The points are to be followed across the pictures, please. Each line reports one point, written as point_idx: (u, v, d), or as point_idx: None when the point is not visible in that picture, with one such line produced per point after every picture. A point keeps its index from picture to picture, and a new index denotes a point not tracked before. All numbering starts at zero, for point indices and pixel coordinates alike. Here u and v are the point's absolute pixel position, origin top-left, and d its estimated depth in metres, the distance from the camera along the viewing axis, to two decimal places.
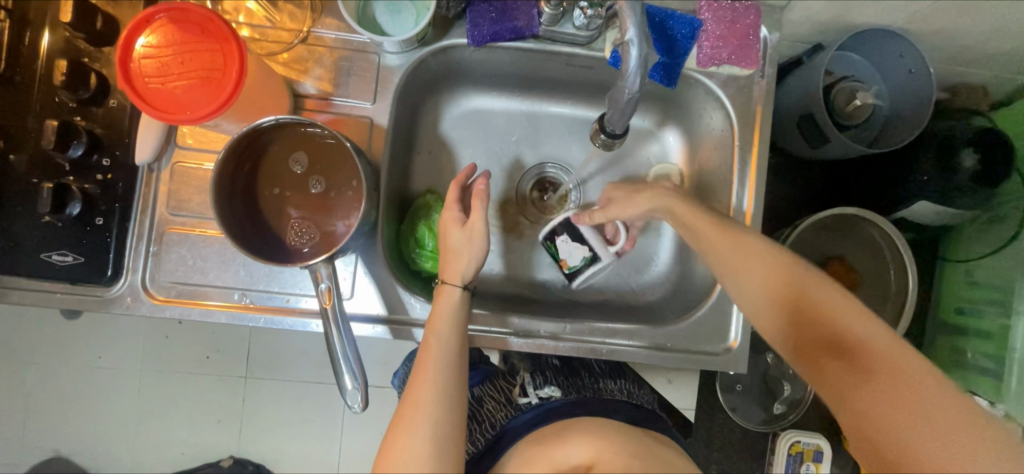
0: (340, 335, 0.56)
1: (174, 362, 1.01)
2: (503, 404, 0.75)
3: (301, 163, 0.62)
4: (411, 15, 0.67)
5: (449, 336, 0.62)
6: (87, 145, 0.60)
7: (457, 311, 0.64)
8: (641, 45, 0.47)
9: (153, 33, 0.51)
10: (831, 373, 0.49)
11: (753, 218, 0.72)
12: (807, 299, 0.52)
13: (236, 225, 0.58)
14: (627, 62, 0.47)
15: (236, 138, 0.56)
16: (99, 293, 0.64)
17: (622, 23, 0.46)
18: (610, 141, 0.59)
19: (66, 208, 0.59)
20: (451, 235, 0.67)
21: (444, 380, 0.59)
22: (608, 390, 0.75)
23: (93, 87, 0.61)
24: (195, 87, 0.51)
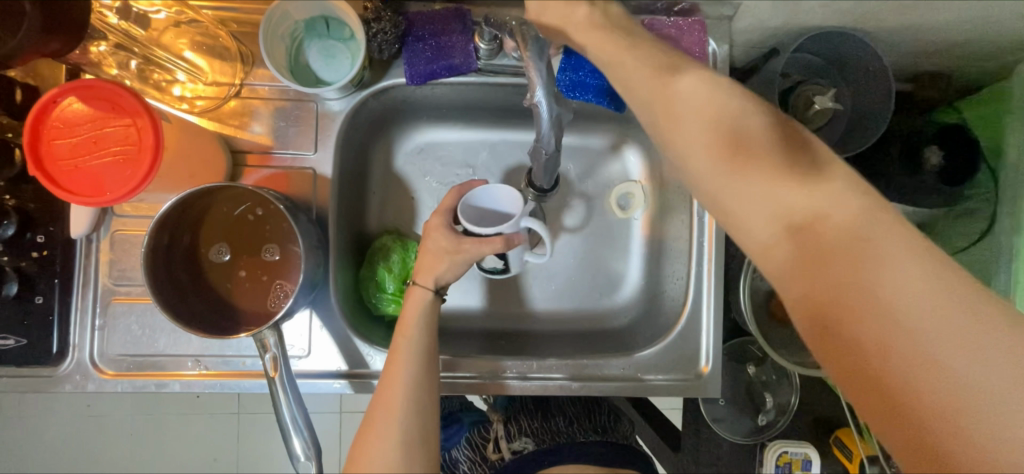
0: (289, 406, 0.55)
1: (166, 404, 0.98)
2: (478, 462, 0.77)
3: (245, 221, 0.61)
4: (347, 57, 0.65)
5: (419, 341, 0.58)
6: (18, 224, 0.59)
7: (427, 315, 0.60)
8: (551, 107, 0.45)
9: (62, 114, 0.48)
10: (787, 248, 0.41)
11: (715, 234, 0.71)
12: (782, 194, 0.41)
13: (177, 300, 0.56)
14: (539, 124, 0.46)
15: (166, 210, 0.54)
16: (47, 372, 0.62)
17: (530, 86, 0.45)
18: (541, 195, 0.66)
19: (3, 289, 0.58)
20: (435, 239, 0.62)
21: (417, 386, 0.55)
22: (582, 431, 0.74)
23: (20, 164, 0.59)
24: (113, 166, 0.48)
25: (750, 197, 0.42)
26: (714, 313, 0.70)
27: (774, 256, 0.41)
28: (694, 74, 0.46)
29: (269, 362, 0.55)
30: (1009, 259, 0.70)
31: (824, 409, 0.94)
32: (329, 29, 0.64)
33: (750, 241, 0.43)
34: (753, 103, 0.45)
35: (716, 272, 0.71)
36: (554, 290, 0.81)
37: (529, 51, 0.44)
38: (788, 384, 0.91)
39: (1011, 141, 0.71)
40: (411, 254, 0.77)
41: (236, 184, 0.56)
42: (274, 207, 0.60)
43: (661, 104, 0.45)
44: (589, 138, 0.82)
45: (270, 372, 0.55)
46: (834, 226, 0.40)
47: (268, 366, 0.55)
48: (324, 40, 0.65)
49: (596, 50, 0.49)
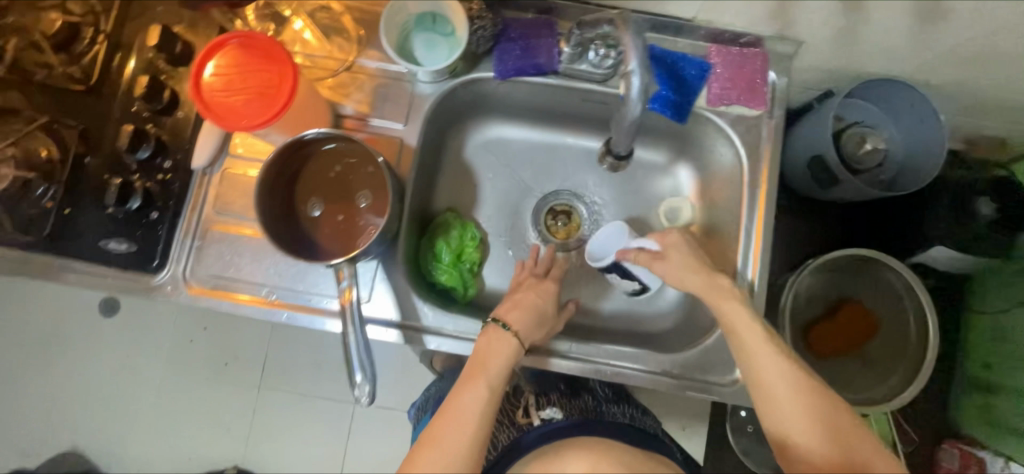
0: (355, 333, 0.60)
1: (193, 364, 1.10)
2: (505, 425, 0.77)
3: (336, 170, 0.68)
4: (445, 49, 0.75)
5: (487, 389, 0.63)
6: (153, 148, 0.69)
7: (506, 364, 0.65)
8: (642, 75, 0.55)
9: (226, 52, 0.58)
10: (819, 450, 0.56)
11: (762, 249, 0.75)
12: (820, 413, 0.57)
13: (277, 230, 0.65)
14: (629, 89, 0.57)
15: (282, 147, 0.64)
16: (145, 280, 0.70)
17: (625, 58, 0.56)
18: (615, 161, 0.81)
19: (128, 202, 0.68)
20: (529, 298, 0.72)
21: (476, 435, 0.60)
22: (611, 413, 0.79)
23: (166, 100, 0.70)
24: (253, 101, 0.58)
25: (794, 400, 0.58)
26: None
27: (807, 449, 0.56)
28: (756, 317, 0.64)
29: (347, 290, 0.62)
30: None
31: None
32: (435, 24, 0.74)
33: (790, 430, 0.57)
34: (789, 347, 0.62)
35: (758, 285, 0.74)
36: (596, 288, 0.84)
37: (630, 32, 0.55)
38: None
39: None
40: (468, 233, 0.83)
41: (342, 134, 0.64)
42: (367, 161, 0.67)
43: (720, 301, 0.66)
44: (646, 153, 0.88)
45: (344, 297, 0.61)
46: (858, 447, 0.55)
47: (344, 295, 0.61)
48: (429, 33, 0.75)
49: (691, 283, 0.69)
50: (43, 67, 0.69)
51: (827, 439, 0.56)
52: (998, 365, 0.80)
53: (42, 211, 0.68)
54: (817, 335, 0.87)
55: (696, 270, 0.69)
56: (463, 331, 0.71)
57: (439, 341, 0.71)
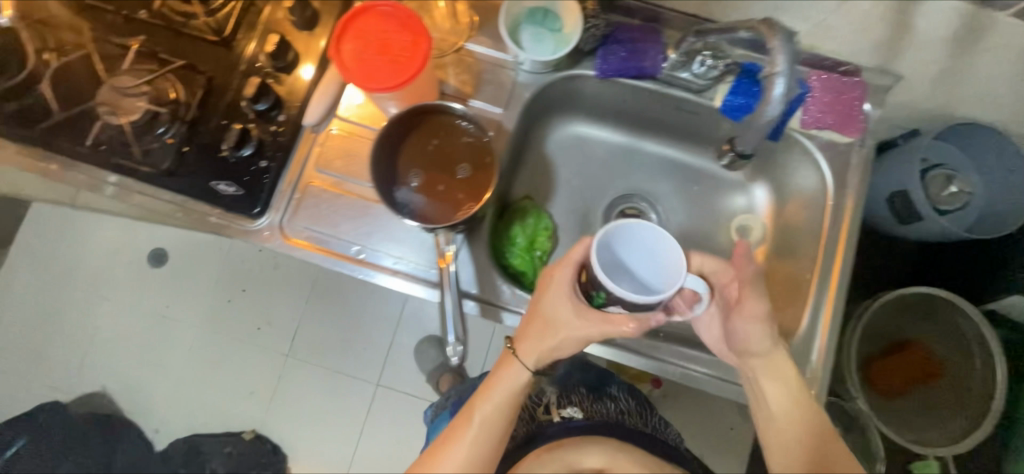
0: (451, 297, 0.70)
1: (228, 326, 1.21)
2: (525, 419, 0.77)
3: (434, 142, 0.71)
4: (552, 44, 0.76)
5: (493, 414, 0.62)
6: (271, 101, 0.73)
7: (516, 393, 0.63)
8: (787, 82, 0.58)
9: (367, 16, 0.62)
10: None
11: (841, 273, 0.76)
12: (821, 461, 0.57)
13: (386, 193, 0.68)
14: (772, 93, 0.59)
15: (398, 115, 0.69)
16: (245, 223, 0.74)
17: (773, 60, 0.57)
18: (736, 159, 0.78)
19: (241, 148, 0.72)
20: (558, 310, 0.59)
21: (478, 457, 0.62)
22: (632, 422, 0.78)
23: (289, 60, 0.74)
24: (385, 64, 0.61)
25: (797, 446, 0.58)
26: (826, 345, 0.75)
27: None
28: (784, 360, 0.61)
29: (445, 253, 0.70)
30: None
31: None
32: (544, 19, 0.77)
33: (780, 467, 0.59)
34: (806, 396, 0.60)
35: (833, 309, 0.76)
36: None
37: (781, 34, 0.57)
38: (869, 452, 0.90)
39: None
40: (542, 223, 0.85)
41: (447, 106, 0.70)
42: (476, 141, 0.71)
43: (750, 347, 0.61)
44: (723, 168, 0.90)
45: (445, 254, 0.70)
46: None
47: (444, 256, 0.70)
48: (537, 28, 0.77)
49: (744, 327, 0.60)
50: (185, 17, 0.75)
51: None
52: None
53: (162, 147, 0.72)
54: (878, 374, 0.89)
55: (750, 318, 0.60)
56: None
57: (511, 317, 0.74)
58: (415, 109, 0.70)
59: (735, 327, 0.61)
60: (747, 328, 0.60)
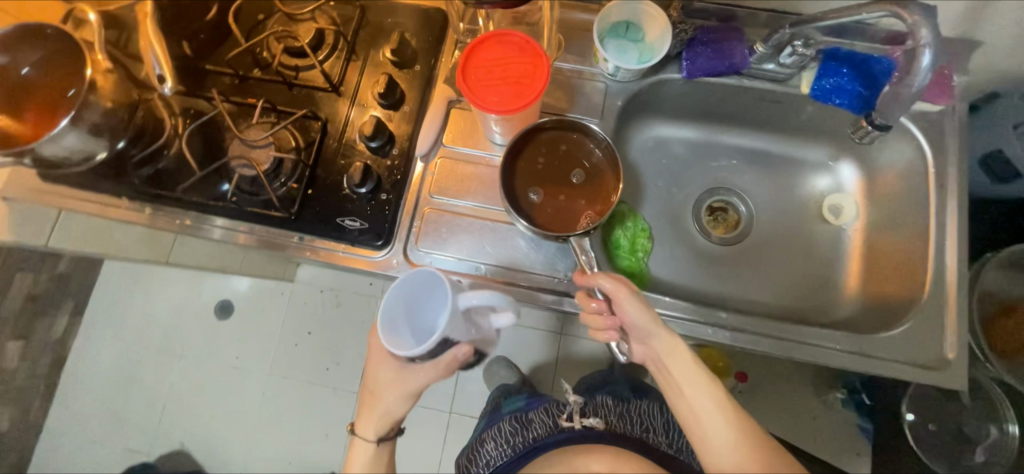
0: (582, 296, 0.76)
1: (295, 368, 1.32)
2: (548, 424, 0.83)
3: (545, 156, 0.75)
4: (636, 54, 0.80)
5: (367, 453, 0.73)
6: (384, 138, 0.78)
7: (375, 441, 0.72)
8: (931, 54, 0.61)
9: (486, 47, 0.67)
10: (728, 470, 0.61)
11: (958, 235, 0.76)
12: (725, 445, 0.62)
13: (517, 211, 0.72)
14: (918, 63, 0.62)
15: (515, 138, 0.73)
16: (371, 255, 0.77)
17: (918, 34, 0.60)
18: (875, 133, 0.74)
19: (363, 184, 0.75)
20: (377, 359, 0.70)
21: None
22: (656, 438, 0.80)
23: (396, 97, 0.79)
24: (508, 88, 0.66)
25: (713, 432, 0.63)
26: (957, 309, 0.74)
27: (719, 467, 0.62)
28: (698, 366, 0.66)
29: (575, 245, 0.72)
30: None
31: None
32: (626, 32, 0.81)
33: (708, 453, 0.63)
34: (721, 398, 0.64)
35: (957, 272, 0.75)
36: (759, 280, 0.89)
37: (921, 12, 0.59)
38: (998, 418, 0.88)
39: None
40: (640, 224, 0.87)
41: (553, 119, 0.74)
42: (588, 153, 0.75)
43: (670, 360, 0.66)
44: (806, 151, 0.92)
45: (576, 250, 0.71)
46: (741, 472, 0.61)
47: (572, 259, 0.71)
48: (619, 40, 0.81)
49: (659, 346, 0.66)
50: (297, 70, 0.81)
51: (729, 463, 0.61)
52: None
53: (291, 191, 0.77)
54: (999, 334, 0.82)
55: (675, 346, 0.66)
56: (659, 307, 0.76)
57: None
58: (527, 129, 0.74)
59: (646, 330, 0.66)
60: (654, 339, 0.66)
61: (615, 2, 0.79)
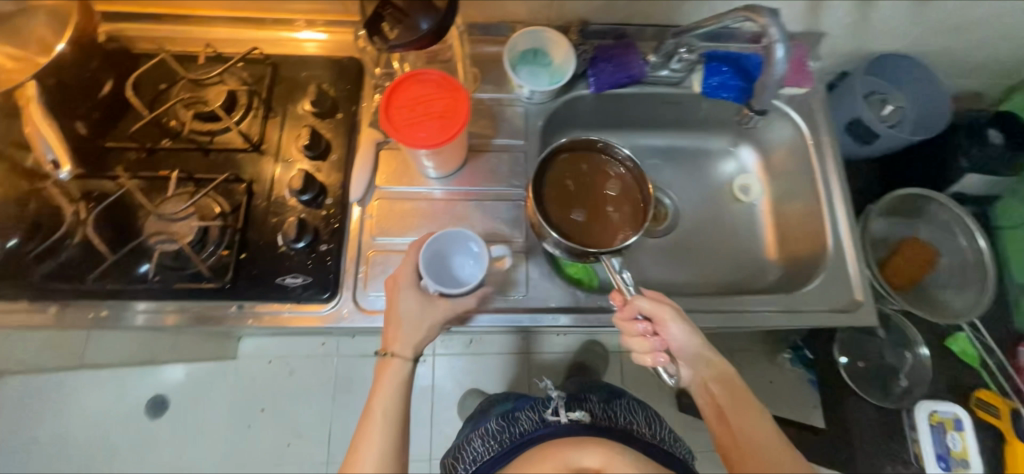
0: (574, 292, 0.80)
1: (257, 446, 1.34)
2: (534, 419, 0.82)
3: (575, 175, 0.79)
4: (547, 76, 0.87)
5: (391, 402, 0.67)
6: (315, 190, 0.76)
7: (401, 383, 0.68)
8: (784, 47, 0.70)
9: (404, 88, 0.70)
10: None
11: (841, 194, 0.88)
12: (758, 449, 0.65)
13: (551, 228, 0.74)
14: (773, 58, 0.71)
15: (546, 157, 0.77)
16: (320, 309, 0.74)
17: (769, 35, 0.70)
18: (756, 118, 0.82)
19: (299, 239, 0.74)
20: (399, 301, 0.68)
21: (386, 443, 0.65)
22: (639, 429, 0.81)
23: (321, 147, 0.79)
24: (432, 121, 0.68)
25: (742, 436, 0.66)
26: (855, 256, 0.85)
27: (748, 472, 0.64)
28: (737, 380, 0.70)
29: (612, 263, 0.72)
30: None
31: (954, 374, 0.99)
32: (535, 58, 0.88)
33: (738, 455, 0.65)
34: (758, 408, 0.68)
35: (847, 225, 0.87)
36: (696, 263, 0.96)
37: (768, 15, 0.69)
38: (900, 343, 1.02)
39: None
40: None
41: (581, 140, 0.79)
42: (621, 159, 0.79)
43: (711, 371, 0.70)
44: (710, 142, 1.03)
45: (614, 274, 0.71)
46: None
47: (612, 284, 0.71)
48: (530, 66, 0.87)
49: (704, 357, 0.70)
50: (212, 135, 0.78)
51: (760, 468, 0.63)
52: None
53: (222, 258, 0.73)
54: (894, 270, 0.96)
55: (715, 363, 0.70)
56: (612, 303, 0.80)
57: (574, 317, 0.78)
58: (558, 148, 0.78)
59: (689, 347, 0.69)
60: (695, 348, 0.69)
61: (519, 33, 0.85)
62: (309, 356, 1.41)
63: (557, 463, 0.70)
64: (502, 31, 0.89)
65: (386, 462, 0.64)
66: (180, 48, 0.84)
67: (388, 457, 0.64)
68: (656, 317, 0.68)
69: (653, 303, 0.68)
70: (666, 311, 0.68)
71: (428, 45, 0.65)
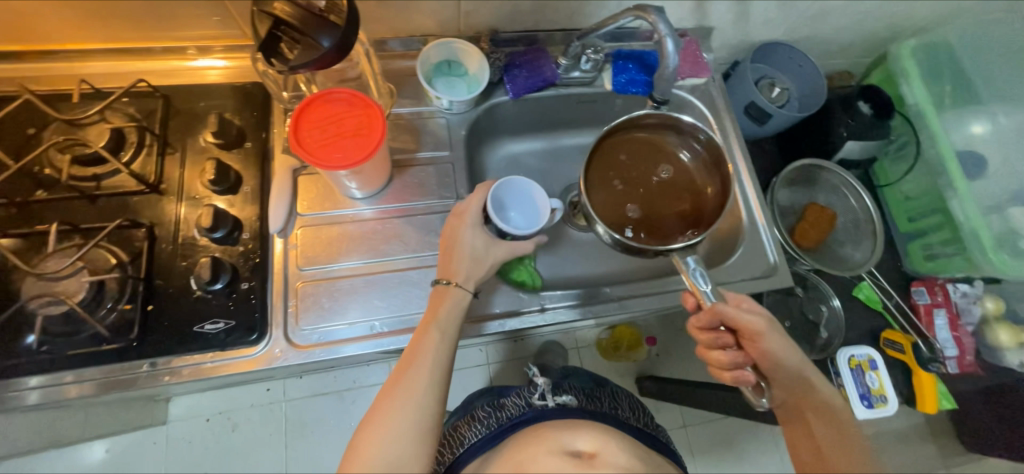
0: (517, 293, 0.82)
1: None
2: (521, 403, 0.81)
3: (623, 160, 0.82)
4: (464, 86, 0.88)
5: (442, 334, 0.67)
6: (229, 226, 0.71)
7: (455, 310, 0.69)
8: (673, 40, 0.75)
9: (314, 109, 0.67)
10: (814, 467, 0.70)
11: (746, 171, 0.96)
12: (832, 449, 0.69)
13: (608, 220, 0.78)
14: (666, 51, 0.76)
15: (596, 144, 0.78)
16: (248, 353, 0.69)
17: (657, 30, 0.75)
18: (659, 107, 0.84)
19: (216, 280, 0.68)
20: (462, 235, 0.72)
21: (439, 369, 0.65)
22: (622, 413, 0.84)
23: (231, 180, 0.74)
24: (348, 141, 0.66)
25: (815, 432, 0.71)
26: (766, 225, 0.93)
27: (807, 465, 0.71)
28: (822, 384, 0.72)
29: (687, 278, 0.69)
30: (951, 180, 0.98)
31: (864, 320, 1.10)
32: (450, 69, 0.88)
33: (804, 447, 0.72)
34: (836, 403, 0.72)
35: (756, 199, 0.95)
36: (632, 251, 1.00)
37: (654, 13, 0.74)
38: (820, 298, 1.11)
39: (909, 99, 1.05)
40: None
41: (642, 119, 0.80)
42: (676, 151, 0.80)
43: (802, 376, 0.70)
44: None
45: (695, 286, 0.69)
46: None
47: (690, 288, 0.70)
48: (447, 77, 0.88)
49: (789, 362, 0.70)
50: (98, 179, 0.71)
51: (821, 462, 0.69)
52: (920, 215, 1.07)
53: (124, 314, 0.65)
54: (803, 233, 1.06)
55: (806, 369, 0.71)
56: (557, 297, 0.82)
57: (518, 320, 0.80)
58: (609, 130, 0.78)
59: (782, 363, 0.69)
60: (782, 354, 0.69)
61: (430, 45, 0.85)
62: (252, 405, 1.30)
63: (551, 444, 0.69)
64: (413, 45, 0.89)
65: (436, 382, 0.64)
66: (49, 88, 0.75)
67: (437, 378, 0.64)
68: (742, 329, 0.69)
69: (741, 318, 0.67)
70: (756, 324, 0.68)
71: (334, 62, 0.63)
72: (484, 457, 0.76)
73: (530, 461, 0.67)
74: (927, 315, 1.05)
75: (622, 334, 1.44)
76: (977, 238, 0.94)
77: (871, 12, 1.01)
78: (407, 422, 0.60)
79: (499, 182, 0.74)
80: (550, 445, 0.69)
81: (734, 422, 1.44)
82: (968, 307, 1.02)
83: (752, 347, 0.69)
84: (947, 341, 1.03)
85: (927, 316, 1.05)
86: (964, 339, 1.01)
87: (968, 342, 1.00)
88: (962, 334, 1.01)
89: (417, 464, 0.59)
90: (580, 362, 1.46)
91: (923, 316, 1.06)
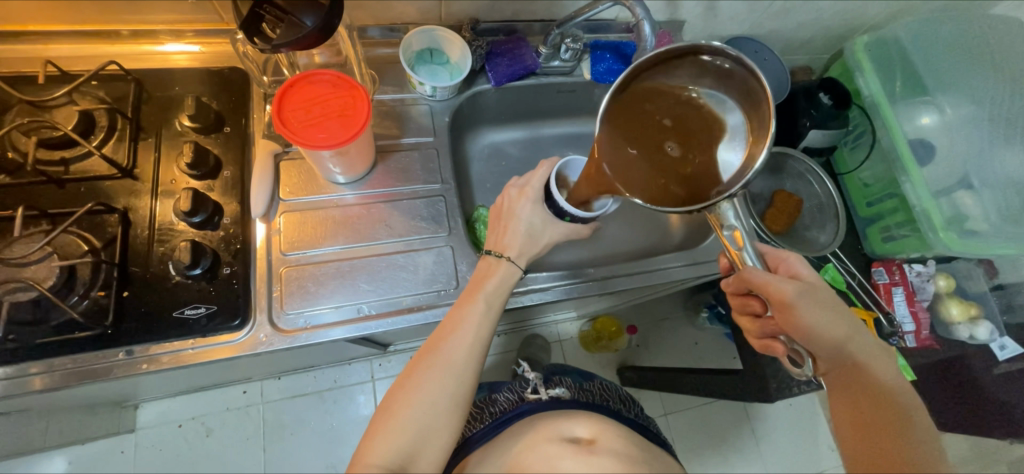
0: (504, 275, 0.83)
1: None
2: (515, 398, 0.82)
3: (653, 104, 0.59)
4: (446, 73, 0.89)
5: (482, 307, 0.67)
6: (209, 211, 0.69)
7: (502, 284, 0.70)
8: (650, 24, 0.79)
9: (298, 91, 0.67)
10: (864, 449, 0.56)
11: None
12: (885, 427, 0.56)
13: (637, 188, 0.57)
14: (644, 34, 0.79)
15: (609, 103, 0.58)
16: (229, 340, 0.67)
17: (636, 15, 0.78)
18: None
19: (197, 264, 0.66)
20: (519, 207, 0.74)
21: (477, 342, 0.66)
22: (614, 403, 0.85)
23: (211, 165, 0.72)
24: (333, 122, 0.66)
25: (864, 408, 0.58)
26: None
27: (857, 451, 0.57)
28: (875, 351, 0.60)
29: (725, 238, 0.57)
30: (903, 162, 1.02)
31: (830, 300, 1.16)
32: (432, 57, 0.89)
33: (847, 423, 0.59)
34: (893, 375, 0.59)
35: None
36: (612, 237, 1.03)
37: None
38: None
39: (865, 88, 1.10)
40: None
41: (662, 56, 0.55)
42: (747, 133, 0.54)
43: (848, 341, 0.59)
44: None
45: (734, 248, 0.59)
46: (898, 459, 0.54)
47: (727, 251, 0.60)
48: (429, 65, 0.88)
49: (832, 323, 0.59)
50: (67, 164, 0.68)
51: (877, 441, 0.56)
52: (876, 200, 1.12)
53: (97, 301, 0.63)
54: (772, 217, 1.12)
55: (851, 332, 0.60)
56: (542, 277, 0.84)
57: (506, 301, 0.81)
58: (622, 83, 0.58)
59: (821, 337, 0.58)
60: (825, 313, 0.59)
61: (413, 32, 0.85)
62: (228, 408, 1.26)
63: (550, 433, 0.70)
64: (395, 33, 0.90)
65: (474, 354, 0.65)
66: (9, 70, 0.72)
67: (476, 350, 0.65)
68: (770, 296, 0.58)
69: (770, 286, 0.58)
70: (786, 293, 0.58)
71: (315, 43, 0.63)
72: (481, 448, 0.76)
73: (528, 451, 0.68)
74: (886, 292, 1.05)
75: (604, 324, 1.47)
76: (929, 219, 0.98)
77: (829, 9, 1.07)
78: (445, 385, 0.62)
79: (565, 160, 0.75)
80: (549, 434, 0.70)
81: (712, 406, 1.48)
82: (921, 284, 1.05)
83: (783, 316, 0.60)
84: (904, 316, 1.03)
85: (886, 293, 1.05)
86: (919, 313, 1.03)
87: (921, 315, 1.03)
88: (916, 308, 1.03)
89: (447, 428, 0.61)
90: (562, 354, 1.48)
91: (883, 294, 1.05)
